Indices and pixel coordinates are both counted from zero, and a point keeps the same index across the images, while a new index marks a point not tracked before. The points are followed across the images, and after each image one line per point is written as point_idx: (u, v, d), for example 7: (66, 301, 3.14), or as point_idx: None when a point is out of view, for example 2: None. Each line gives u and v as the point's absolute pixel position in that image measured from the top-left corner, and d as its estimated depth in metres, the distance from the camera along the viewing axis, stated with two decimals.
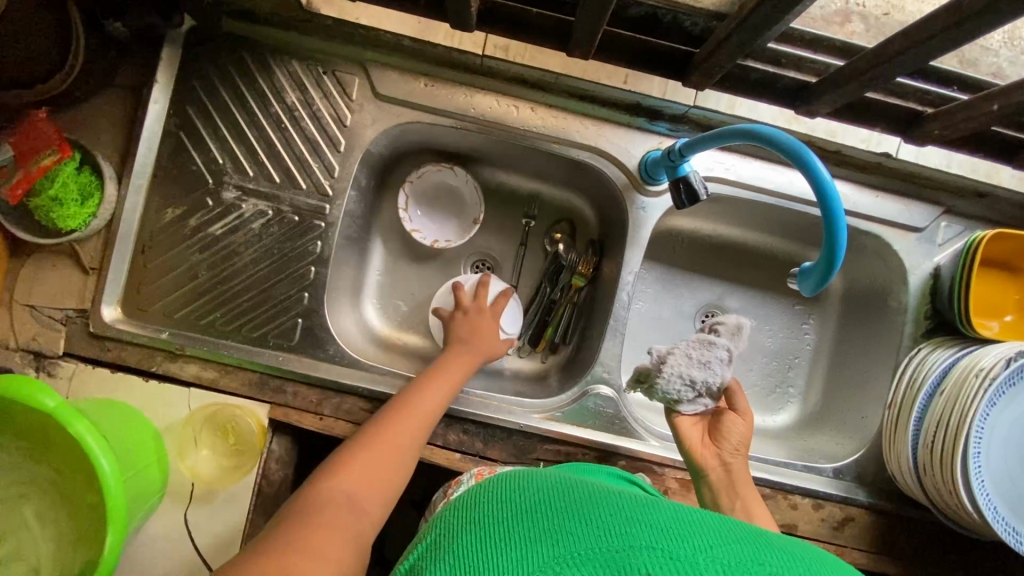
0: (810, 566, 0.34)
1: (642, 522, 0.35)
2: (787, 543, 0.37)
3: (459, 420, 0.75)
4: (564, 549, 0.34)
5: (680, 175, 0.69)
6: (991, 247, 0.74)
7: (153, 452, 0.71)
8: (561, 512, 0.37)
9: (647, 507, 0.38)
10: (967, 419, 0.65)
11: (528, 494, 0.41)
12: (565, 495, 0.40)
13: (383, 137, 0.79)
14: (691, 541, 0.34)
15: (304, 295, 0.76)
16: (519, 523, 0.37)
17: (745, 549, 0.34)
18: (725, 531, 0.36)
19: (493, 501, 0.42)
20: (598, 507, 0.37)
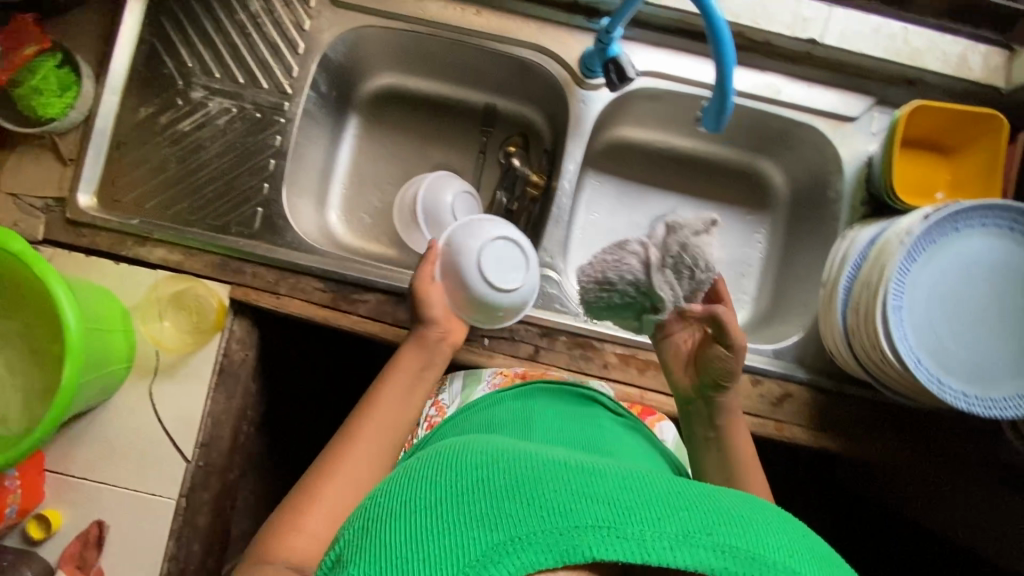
0: (750, 521, 0.36)
1: (585, 494, 0.36)
2: (723, 500, 0.38)
3: (408, 300, 0.79)
4: (507, 535, 0.34)
5: (612, 56, 0.73)
6: (918, 125, 0.76)
7: (120, 322, 0.76)
8: (499, 485, 0.37)
9: (586, 472, 0.38)
10: (886, 272, 0.67)
11: (466, 466, 0.40)
12: (507, 465, 0.39)
13: (340, 42, 0.84)
14: (638, 517, 0.34)
15: (264, 185, 0.82)
16: (459, 507, 0.36)
17: (693, 514, 0.35)
18: (665, 490, 0.37)
19: (432, 480, 0.40)
20: (537, 476, 0.37)
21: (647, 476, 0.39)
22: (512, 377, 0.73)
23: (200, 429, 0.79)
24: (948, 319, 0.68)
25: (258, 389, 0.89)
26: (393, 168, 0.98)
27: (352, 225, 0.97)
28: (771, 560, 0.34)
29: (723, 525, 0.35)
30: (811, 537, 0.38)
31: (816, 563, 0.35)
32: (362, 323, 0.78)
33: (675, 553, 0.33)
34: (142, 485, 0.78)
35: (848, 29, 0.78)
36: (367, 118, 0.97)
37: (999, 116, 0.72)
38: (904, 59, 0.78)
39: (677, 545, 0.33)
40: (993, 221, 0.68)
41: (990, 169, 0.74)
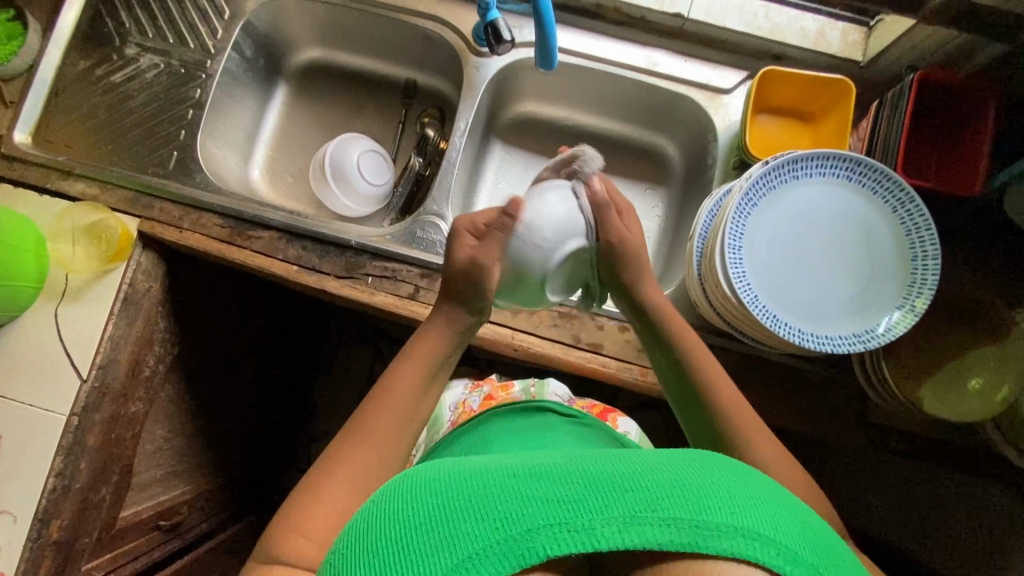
0: (699, 479, 0.37)
1: (535, 495, 0.35)
2: (667, 461, 0.39)
3: (299, 238, 0.85)
4: (462, 553, 0.33)
5: (489, 20, 0.81)
6: (776, 93, 0.82)
7: (32, 246, 0.82)
8: (452, 506, 0.36)
9: (537, 470, 0.37)
10: (725, 213, 0.70)
11: (422, 491, 0.38)
12: (463, 481, 0.37)
13: (264, 11, 0.94)
14: (586, 505, 0.34)
15: (181, 132, 0.90)
16: (414, 539, 0.35)
17: (640, 492, 0.35)
18: (614, 470, 0.37)
19: (392, 506, 0.38)
20: (491, 488, 0.36)
21: (602, 458, 0.39)
22: (467, 413, 0.86)
23: (98, 351, 0.84)
24: (785, 263, 0.72)
25: (167, 326, 0.94)
26: (317, 134, 1.06)
27: (274, 183, 1.03)
28: (717, 521, 0.34)
29: (669, 496, 0.35)
30: (761, 486, 0.38)
31: (766, 510, 0.36)
32: (255, 258, 0.84)
33: (623, 535, 0.33)
34: (37, 400, 0.83)
35: (713, 7, 0.86)
36: (296, 87, 1.06)
37: (847, 81, 0.77)
38: (766, 34, 0.85)
39: (625, 527, 0.34)
40: (830, 169, 0.71)
41: (842, 131, 0.78)
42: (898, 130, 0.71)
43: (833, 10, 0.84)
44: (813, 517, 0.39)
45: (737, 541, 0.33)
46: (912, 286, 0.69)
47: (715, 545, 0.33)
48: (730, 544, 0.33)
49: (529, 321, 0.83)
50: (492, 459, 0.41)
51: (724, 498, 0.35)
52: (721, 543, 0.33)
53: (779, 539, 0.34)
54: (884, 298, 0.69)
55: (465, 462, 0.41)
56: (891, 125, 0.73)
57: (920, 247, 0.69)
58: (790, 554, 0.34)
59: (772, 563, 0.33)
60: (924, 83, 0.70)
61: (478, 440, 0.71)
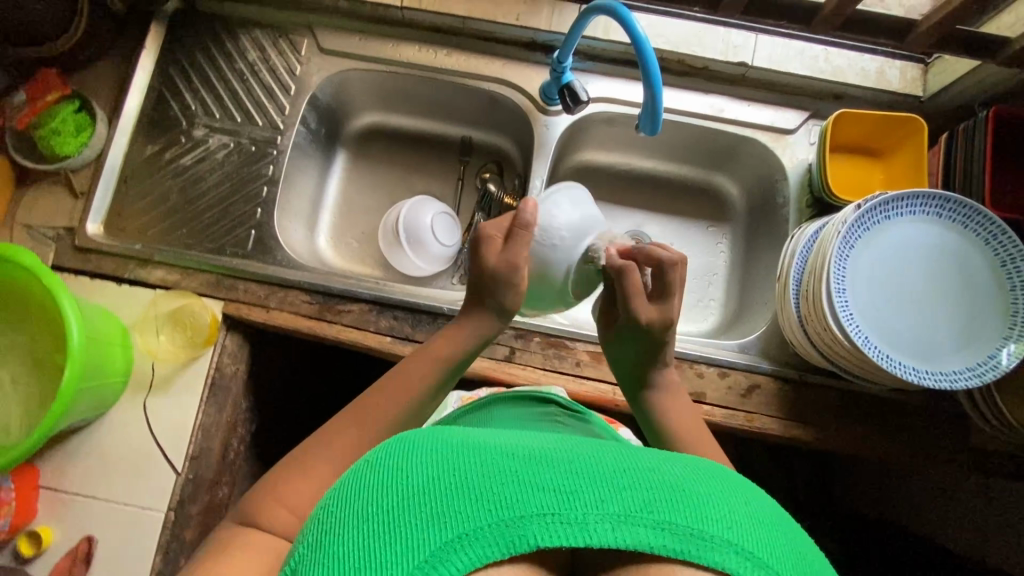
0: (701, 488, 0.37)
1: (531, 482, 0.35)
2: (670, 465, 0.38)
3: (389, 308, 0.84)
4: (453, 532, 0.33)
5: (565, 82, 0.83)
6: (846, 132, 0.84)
7: (120, 340, 0.80)
8: (445, 485, 0.35)
9: (536, 456, 0.37)
10: (826, 258, 0.72)
11: (413, 458, 0.37)
12: (461, 456, 0.37)
13: (327, 83, 0.95)
14: (584, 500, 0.34)
15: (257, 210, 0.90)
16: (404, 512, 0.34)
17: (637, 493, 0.35)
18: (614, 465, 0.37)
19: (378, 471, 0.37)
20: (487, 470, 0.36)
21: (602, 450, 0.39)
22: None
23: (191, 441, 0.82)
24: (888, 300, 0.73)
25: (248, 406, 0.93)
26: (378, 197, 1.06)
27: (340, 249, 1.03)
28: (712, 533, 0.34)
29: (669, 500, 0.35)
30: (762, 502, 0.38)
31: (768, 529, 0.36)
32: (347, 332, 0.83)
33: (616, 533, 0.34)
34: (133, 498, 0.80)
35: (774, 53, 0.88)
36: (353, 152, 1.06)
37: (918, 119, 0.80)
38: (828, 76, 0.87)
39: (618, 524, 0.34)
40: (920, 208, 0.73)
41: (918, 167, 0.80)
42: (981, 165, 0.74)
43: (890, 49, 0.87)
44: (809, 542, 0.38)
45: (729, 556, 0.34)
46: (1016, 315, 0.70)
47: (705, 556, 0.34)
48: (721, 558, 0.34)
49: None
50: (487, 436, 0.41)
51: (724, 510, 0.36)
52: (713, 555, 0.34)
53: (773, 561, 0.34)
54: (990, 329, 0.71)
55: (459, 434, 0.40)
56: (971, 160, 0.76)
57: (1018, 278, 0.71)
58: None
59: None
60: (998, 119, 0.74)
61: (481, 417, 0.71)
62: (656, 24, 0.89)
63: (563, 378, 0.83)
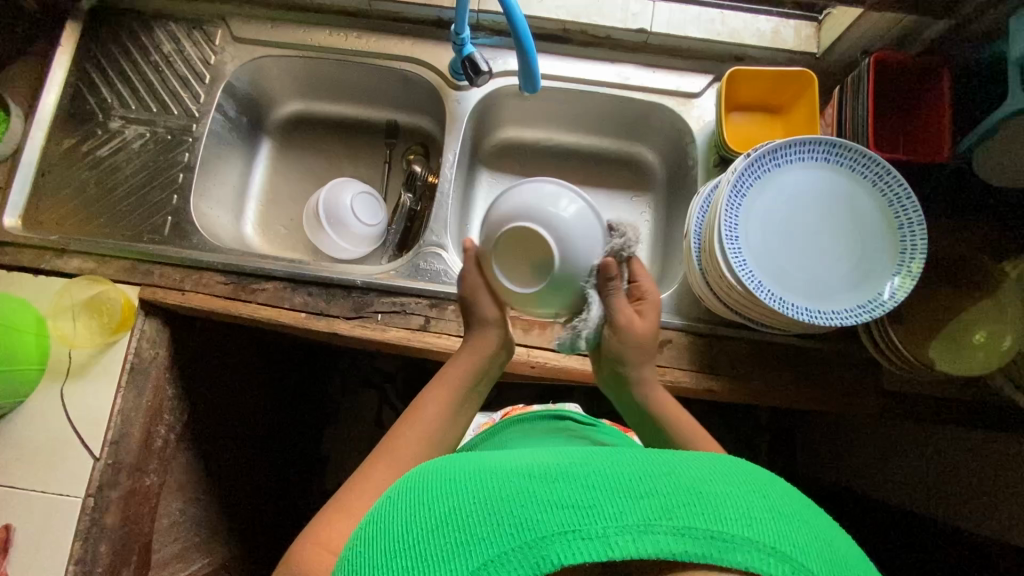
0: (719, 489, 0.37)
1: (550, 501, 0.36)
2: (689, 468, 0.38)
3: (304, 285, 0.85)
4: (481, 559, 0.35)
5: (465, 55, 0.85)
6: (743, 90, 0.86)
7: (32, 327, 0.80)
8: (473, 514, 0.37)
9: (554, 471, 0.38)
10: (717, 206, 0.73)
11: (443, 493, 0.40)
12: (484, 484, 0.39)
13: (242, 71, 0.96)
14: (603, 513, 0.35)
15: (173, 197, 0.91)
16: (436, 545, 0.36)
17: (655, 500, 0.35)
18: (631, 472, 0.37)
19: (413, 506, 0.40)
20: (509, 493, 0.37)
21: (624, 458, 0.39)
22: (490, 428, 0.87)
23: (108, 427, 0.82)
24: (782, 246, 0.75)
25: (175, 394, 0.93)
26: (305, 184, 1.07)
27: (268, 237, 1.04)
28: (731, 532, 0.34)
29: (686, 504, 0.35)
30: (784, 497, 0.38)
31: (786, 524, 0.36)
32: (261, 310, 0.84)
33: (637, 544, 0.34)
34: (50, 485, 0.80)
35: (673, 18, 0.90)
36: (279, 141, 1.07)
37: (808, 73, 0.82)
38: (725, 38, 0.89)
39: (639, 535, 0.34)
40: (808, 154, 0.75)
41: (811, 118, 0.82)
42: (865, 110, 0.76)
43: (784, 10, 0.90)
44: (836, 536, 0.38)
45: (749, 555, 0.34)
46: (904, 252, 0.72)
47: (727, 557, 0.34)
48: (743, 557, 0.34)
49: (542, 337, 0.84)
50: (513, 459, 0.42)
51: (742, 508, 0.35)
52: (735, 556, 0.34)
53: (792, 555, 0.34)
54: (879, 267, 0.72)
55: (486, 462, 0.42)
56: (857, 106, 0.77)
57: (904, 215, 0.72)
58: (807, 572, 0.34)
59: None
60: (880, 65, 0.76)
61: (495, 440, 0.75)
62: None
63: None
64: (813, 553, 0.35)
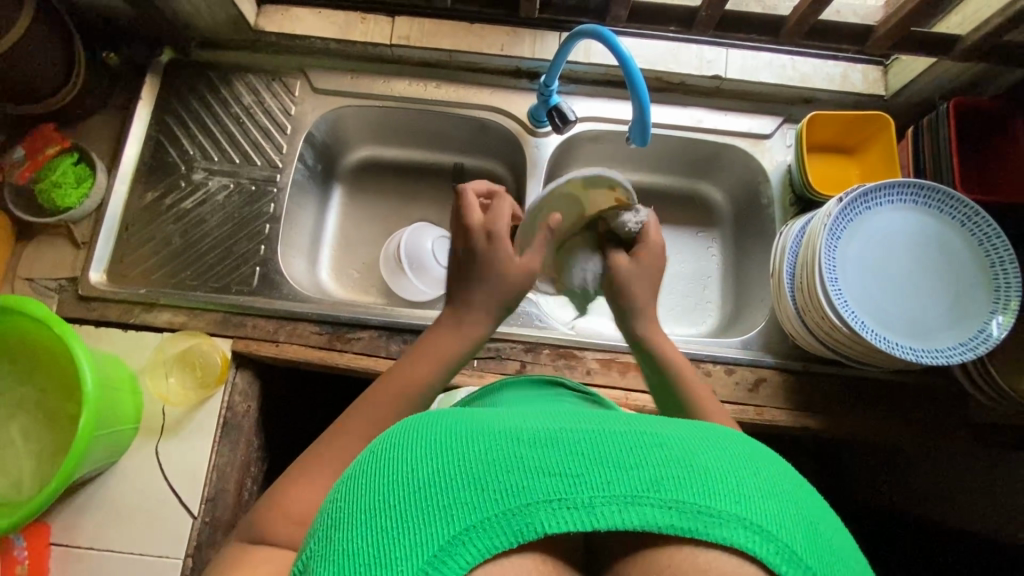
0: (710, 458, 0.34)
1: (539, 466, 0.32)
2: (680, 433, 0.36)
3: (399, 333, 0.85)
4: (460, 526, 0.31)
5: (553, 105, 0.87)
6: (819, 132, 0.89)
7: (129, 385, 0.80)
8: (450, 477, 0.32)
9: (541, 435, 0.34)
10: (816, 249, 0.75)
11: (414, 452, 0.34)
12: (459, 443, 0.34)
13: (322, 121, 0.98)
14: (588, 482, 0.32)
15: (260, 248, 0.91)
16: (408, 511, 0.32)
17: (647, 472, 0.32)
18: (616, 438, 0.34)
19: (376, 468, 0.35)
20: (492, 458, 0.33)
21: (613, 423, 0.36)
22: None
23: (206, 483, 0.81)
24: (878, 285, 0.77)
25: (260, 445, 0.92)
26: (376, 227, 1.08)
27: (342, 281, 1.04)
28: (721, 509, 0.32)
29: (679, 477, 0.32)
30: (777, 473, 0.35)
31: (778, 500, 0.33)
32: (359, 360, 0.84)
33: (622, 515, 0.32)
34: (150, 547, 0.79)
35: (745, 64, 0.93)
36: (349, 185, 1.08)
37: (885, 115, 0.85)
38: (797, 83, 0.93)
39: (625, 506, 0.32)
40: (897, 197, 0.78)
41: (889, 159, 0.85)
42: (948, 154, 0.79)
43: (851, 55, 0.94)
44: (826, 517, 0.35)
45: (739, 532, 0.31)
46: (999, 290, 0.74)
47: (717, 533, 0.31)
48: (732, 535, 0.31)
49: (640, 379, 0.84)
50: (491, 416, 0.38)
51: (734, 482, 0.33)
52: (722, 532, 0.31)
53: (783, 537, 0.32)
54: (976, 305, 0.75)
55: (457, 415, 0.37)
56: (939, 149, 0.81)
57: (996, 255, 0.75)
58: (790, 553, 0.32)
59: (770, 562, 0.31)
60: (959, 110, 0.79)
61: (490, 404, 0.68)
62: (633, 44, 0.94)
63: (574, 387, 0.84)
64: (804, 531, 0.33)
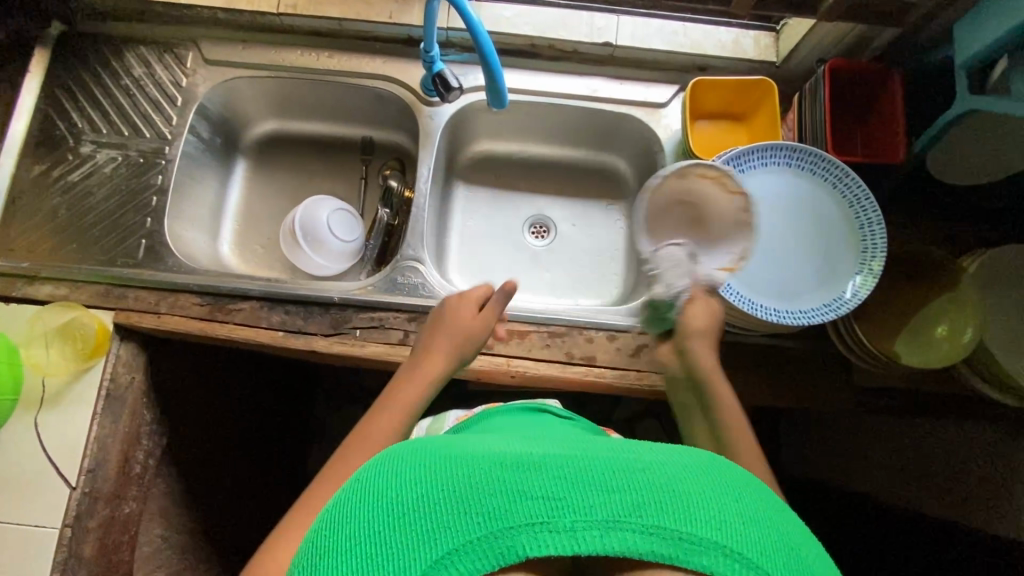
0: (690, 487, 0.34)
1: (524, 491, 0.33)
2: (665, 460, 0.37)
3: (281, 303, 0.85)
4: (447, 548, 0.32)
5: (436, 71, 0.86)
6: (707, 98, 0.89)
7: (4, 355, 0.79)
8: (437, 500, 0.34)
9: (529, 460, 0.35)
10: (683, 214, 0.75)
11: (404, 477, 0.36)
12: (447, 467, 0.35)
13: (214, 93, 0.97)
14: (573, 506, 0.33)
15: (147, 220, 0.90)
16: (398, 534, 0.33)
17: (629, 495, 0.33)
18: (603, 464, 0.35)
19: (368, 491, 0.36)
20: (480, 481, 0.34)
21: (597, 449, 0.37)
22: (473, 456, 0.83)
23: (85, 455, 0.81)
24: None
25: (153, 418, 0.92)
26: (282, 201, 1.07)
27: (245, 256, 1.04)
28: (699, 533, 0.32)
29: (658, 501, 0.33)
30: (756, 502, 0.36)
31: (754, 529, 0.34)
32: (240, 330, 0.84)
33: (605, 539, 0.32)
34: (26, 517, 0.79)
35: (637, 31, 0.93)
36: (254, 160, 1.08)
37: (767, 80, 0.85)
38: (688, 50, 0.92)
39: (607, 530, 0.32)
40: (768, 160, 0.77)
41: (772, 125, 0.85)
42: (822, 117, 0.79)
43: (743, 21, 0.93)
44: (806, 545, 0.36)
45: (717, 559, 0.32)
46: (865, 251, 0.74)
47: (695, 560, 0.32)
48: (711, 561, 0.32)
49: (523, 347, 0.84)
50: (481, 443, 0.39)
51: (714, 509, 0.34)
52: (703, 559, 0.32)
53: (761, 564, 0.32)
54: (843, 267, 0.74)
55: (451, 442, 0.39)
56: (815, 112, 0.80)
57: (864, 216, 0.74)
58: None
59: None
60: (834, 72, 0.79)
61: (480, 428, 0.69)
62: (524, 12, 0.93)
63: None
64: (782, 561, 0.33)
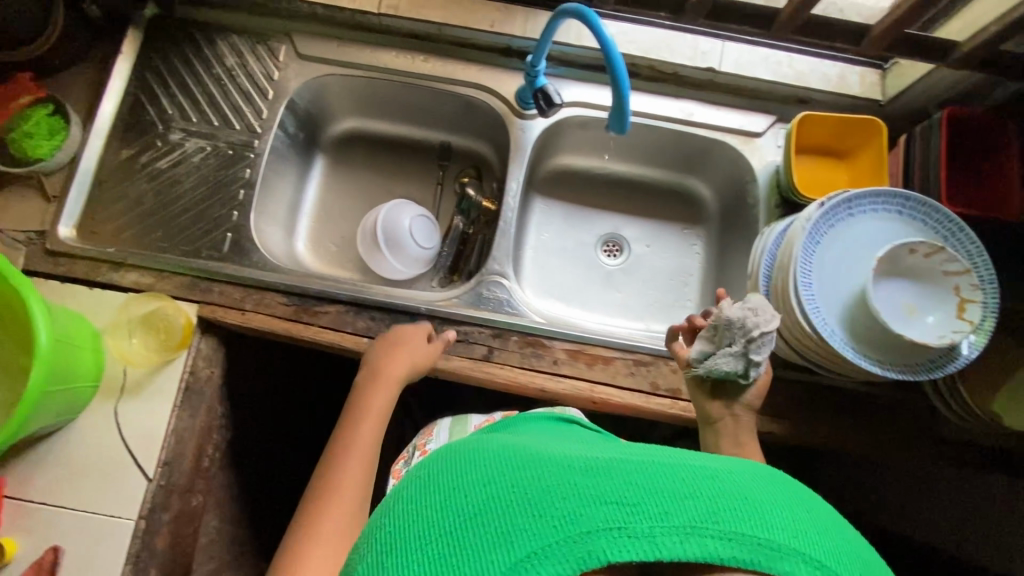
0: (763, 497, 0.34)
1: (592, 496, 0.33)
2: (733, 472, 0.36)
3: (366, 309, 0.84)
4: (520, 551, 0.31)
5: (539, 86, 0.85)
6: (810, 133, 0.87)
7: (91, 343, 0.79)
8: (503, 504, 0.33)
9: (599, 468, 0.35)
10: (792, 255, 0.74)
11: (463, 483, 0.36)
12: (512, 475, 0.35)
13: (305, 89, 0.96)
14: (646, 511, 0.32)
15: (233, 213, 0.90)
16: (462, 538, 0.32)
17: (701, 501, 0.32)
18: (671, 475, 0.34)
19: (423, 499, 0.36)
20: (547, 486, 0.34)
21: (657, 455, 0.37)
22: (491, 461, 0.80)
23: (163, 448, 0.80)
24: None
25: (224, 412, 0.91)
26: (357, 201, 1.06)
27: (318, 254, 1.03)
28: (775, 538, 0.31)
29: (732, 508, 0.32)
30: (827, 511, 0.35)
31: (831, 538, 0.33)
32: (323, 333, 0.83)
33: (684, 544, 0.31)
34: (101, 506, 0.78)
35: (740, 59, 0.92)
36: (332, 157, 1.07)
37: (877, 121, 0.83)
38: (791, 81, 0.91)
39: (685, 536, 0.31)
40: (881, 206, 0.76)
41: (878, 167, 0.83)
42: (937, 164, 0.77)
43: (849, 56, 0.91)
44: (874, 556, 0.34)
45: (797, 566, 0.31)
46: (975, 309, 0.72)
47: (778, 567, 0.31)
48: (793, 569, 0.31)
49: (607, 373, 0.83)
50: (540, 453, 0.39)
51: (791, 521, 0.33)
52: (785, 565, 0.31)
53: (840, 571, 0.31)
54: (958, 320, 0.71)
55: (507, 451, 0.39)
56: (928, 159, 0.79)
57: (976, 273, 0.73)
58: None
59: None
60: (952, 120, 0.77)
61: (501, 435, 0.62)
62: (627, 31, 0.93)
63: (540, 376, 0.83)
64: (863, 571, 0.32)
